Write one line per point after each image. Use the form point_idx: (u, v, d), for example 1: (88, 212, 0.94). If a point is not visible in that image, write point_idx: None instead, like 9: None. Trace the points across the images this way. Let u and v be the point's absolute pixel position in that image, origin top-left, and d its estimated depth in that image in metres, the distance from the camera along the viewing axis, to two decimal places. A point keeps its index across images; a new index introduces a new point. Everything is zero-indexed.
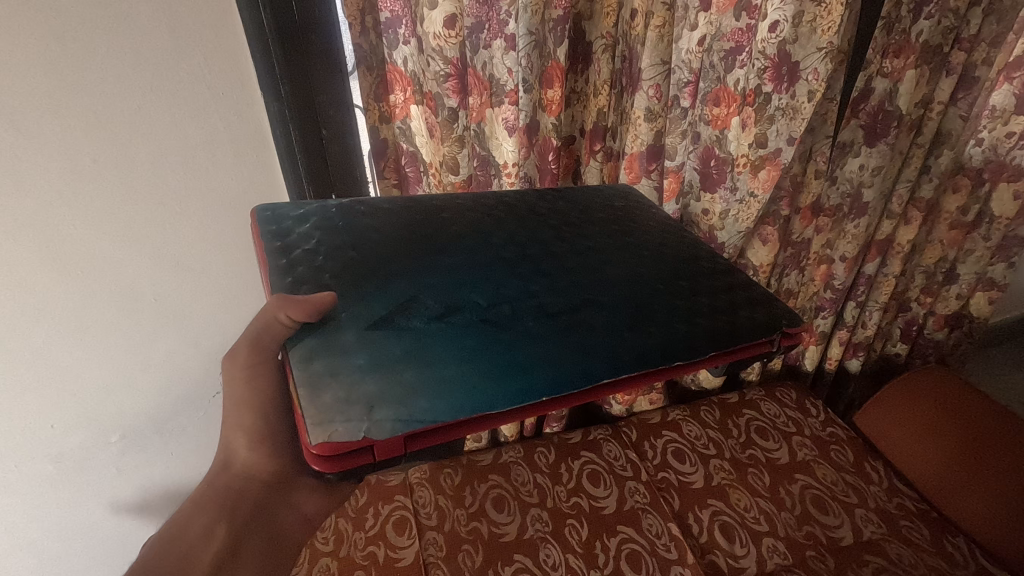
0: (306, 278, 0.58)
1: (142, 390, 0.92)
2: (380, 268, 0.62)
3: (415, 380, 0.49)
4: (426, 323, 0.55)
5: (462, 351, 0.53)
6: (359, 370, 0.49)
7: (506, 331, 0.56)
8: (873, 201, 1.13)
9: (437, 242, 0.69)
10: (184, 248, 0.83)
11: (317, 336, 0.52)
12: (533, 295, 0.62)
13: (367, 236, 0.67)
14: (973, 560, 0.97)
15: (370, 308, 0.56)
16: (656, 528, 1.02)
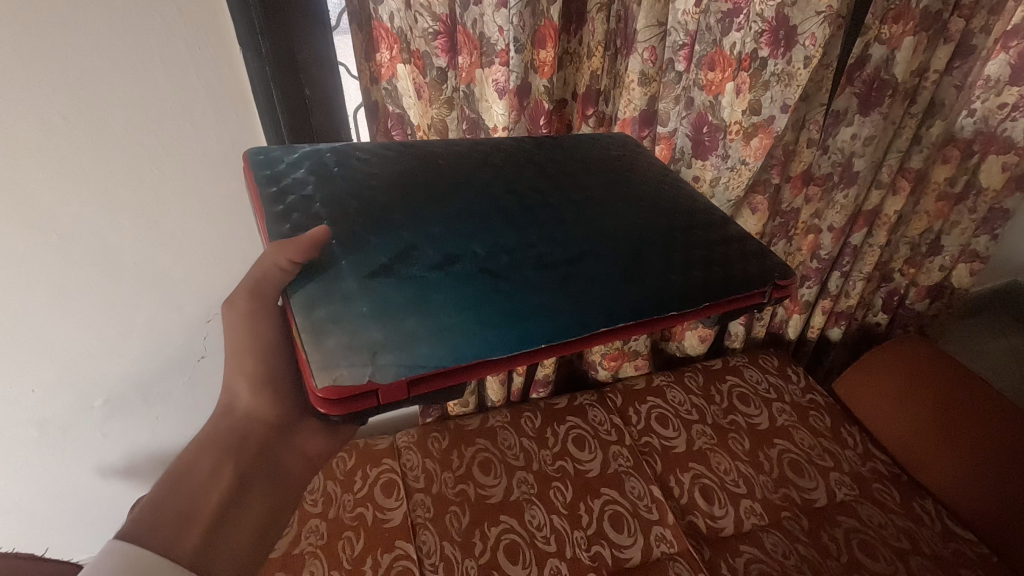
0: (305, 225, 0.57)
1: (125, 356, 0.91)
2: (378, 216, 0.60)
3: (418, 327, 0.49)
4: (426, 271, 0.55)
5: (464, 299, 0.53)
6: (361, 317, 0.49)
7: (504, 281, 0.56)
8: (864, 171, 1.12)
9: (438, 192, 0.66)
10: (165, 212, 0.80)
11: (318, 283, 0.51)
12: (531, 246, 0.61)
13: (364, 181, 0.65)
14: (940, 521, 1.01)
15: (370, 256, 0.55)
16: (638, 490, 1.05)
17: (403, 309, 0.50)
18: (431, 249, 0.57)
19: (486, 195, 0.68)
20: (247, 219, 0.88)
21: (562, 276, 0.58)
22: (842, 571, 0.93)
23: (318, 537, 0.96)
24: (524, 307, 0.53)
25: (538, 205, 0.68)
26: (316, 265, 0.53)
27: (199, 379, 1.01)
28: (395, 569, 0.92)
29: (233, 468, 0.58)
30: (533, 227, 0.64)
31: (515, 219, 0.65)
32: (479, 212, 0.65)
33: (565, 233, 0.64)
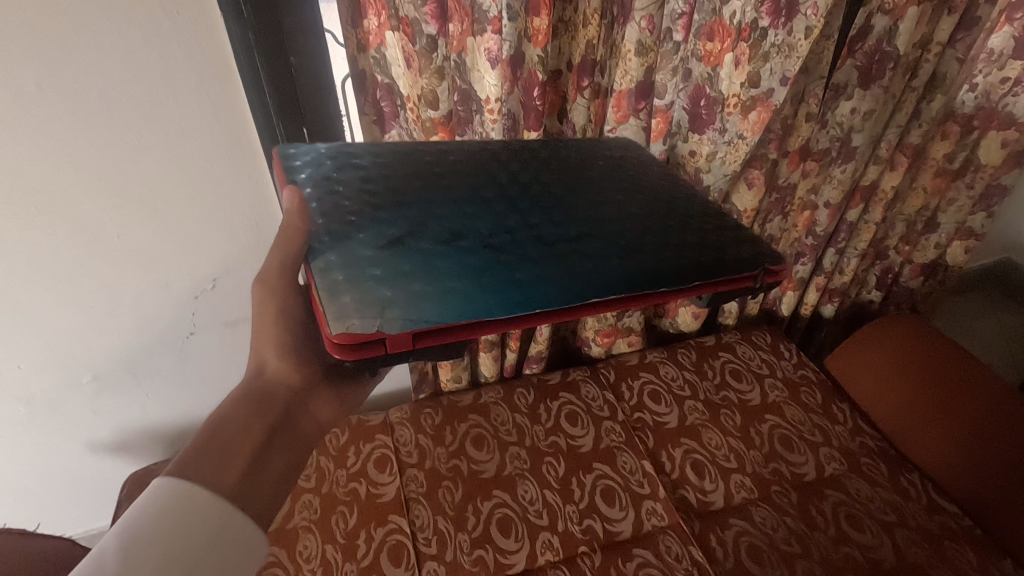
0: (324, 198, 0.59)
1: (112, 333, 0.90)
2: (392, 194, 0.62)
3: (427, 286, 0.50)
4: (435, 244, 0.56)
5: (473, 265, 0.53)
6: (372, 279, 0.50)
7: (509, 254, 0.56)
8: (862, 147, 1.12)
9: (448, 171, 0.67)
10: (147, 186, 0.78)
11: (333, 248, 0.53)
12: (537, 223, 0.62)
13: (380, 162, 0.66)
14: (927, 495, 1.02)
15: (383, 227, 0.56)
16: (630, 465, 1.05)
17: (415, 273, 0.52)
18: (437, 225, 0.58)
19: (493, 175, 0.68)
20: (236, 193, 0.85)
21: (561, 253, 0.58)
22: (829, 543, 0.94)
23: (312, 512, 0.97)
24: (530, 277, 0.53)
25: (540, 185, 0.68)
26: (333, 232, 0.55)
27: (190, 356, 1.00)
28: (388, 542, 0.94)
29: (260, 423, 0.61)
30: (535, 206, 0.64)
31: (519, 200, 0.65)
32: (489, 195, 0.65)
33: (569, 212, 0.64)
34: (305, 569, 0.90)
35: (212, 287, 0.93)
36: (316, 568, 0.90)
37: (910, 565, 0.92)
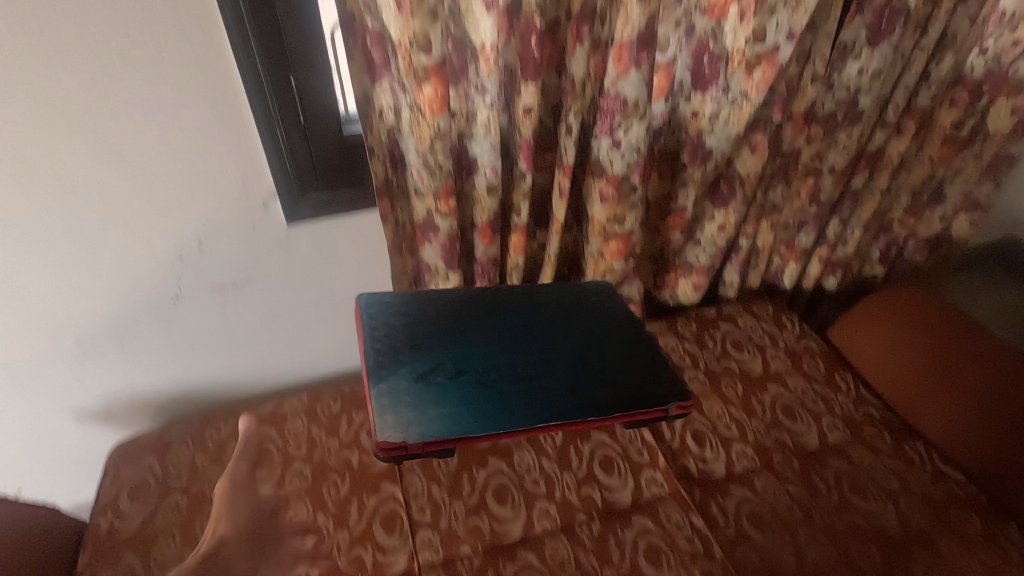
0: (382, 344, 0.84)
1: (95, 295, 0.87)
2: (426, 343, 0.86)
3: (434, 429, 0.75)
4: (450, 381, 0.82)
5: (475, 379, 0.83)
6: (407, 409, 0.77)
7: (495, 394, 0.82)
8: (869, 108, 1.09)
9: (464, 324, 0.90)
10: (125, 135, 0.76)
11: (383, 371, 0.81)
12: (520, 378, 0.84)
13: (420, 313, 0.90)
14: (930, 462, 1.00)
15: (419, 364, 0.83)
16: (629, 434, 1.03)
17: (432, 404, 0.78)
18: (451, 366, 0.83)
19: (494, 324, 0.91)
20: (221, 148, 0.81)
21: (528, 391, 0.83)
22: (832, 510, 0.93)
23: (303, 480, 0.95)
24: (506, 409, 0.80)
25: (524, 326, 0.92)
26: (385, 366, 0.82)
27: (176, 323, 0.97)
28: (381, 510, 0.91)
29: (242, 527, 0.82)
30: (524, 351, 0.88)
31: (508, 338, 0.90)
32: (487, 337, 0.89)
33: (537, 338, 0.91)
34: (295, 536, 0.88)
35: (197, 250, 0.89)
36: (307, 536, 0.88)
37: (914, 531, 0.90)
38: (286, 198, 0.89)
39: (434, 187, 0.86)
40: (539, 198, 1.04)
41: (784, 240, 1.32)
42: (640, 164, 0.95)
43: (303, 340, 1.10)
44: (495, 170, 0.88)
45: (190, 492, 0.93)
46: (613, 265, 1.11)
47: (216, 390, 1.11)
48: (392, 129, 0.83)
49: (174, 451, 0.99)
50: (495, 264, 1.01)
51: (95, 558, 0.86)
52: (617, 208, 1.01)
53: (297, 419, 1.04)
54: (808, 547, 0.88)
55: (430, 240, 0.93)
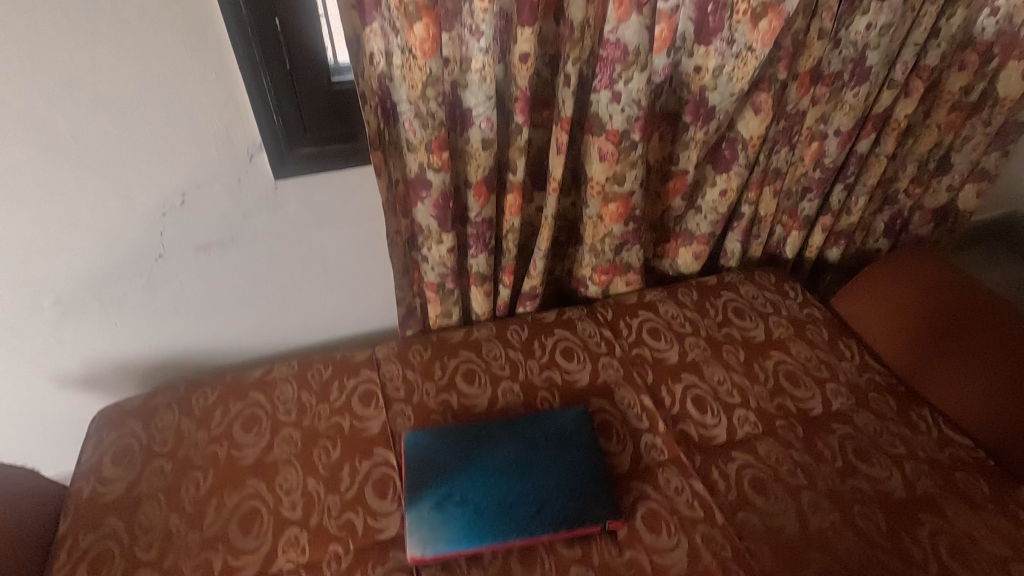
0: (416, 470, 0.87)
1: (73, 250, 0.85)
2: (455, 463, 0.87)
3: (457, 546, 0.79)
4: (473, 499, 0.84)
5: (494, 502, 0.84)
6: (434, 532, 0.80)
7: (513, 510, 0.83)
8: (876, 67, 1.05)
9: (482, 436, 0.91)
10: (102, 79, 0.72)
11: (411, 494, 0.84)
12: (539, 491, 0.85)
13: (451, 433, 0.91)
14: (935, 427, 0.98)
15: (446, 487, 0.85)
16: (628, 400, 1.00)
17: (452, 526, 0.81)
18: (474, 488, 0.85)
19: (510, 437, 0.91)
20: (202, 93, 0.77)
21: (546, 509, 0.83)
22: (836, 475, 0.90)
23: (292, 446, 0.92)
24: (520, 522, 0.81)
25: (539, 435, 0.92)
26: (415, 491, 0.85)
27: (160, 282, 0.94)
28: (374, 475, 0.89)
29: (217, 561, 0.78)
30: (536, 457, 0.89)
31: (520, 459, 0.88)
32: (505, 449, 0.89)
33: (551, 458, 0.89)
34: (285, 501, 0.85)
35: (180, 204, 0.86)
36: (296, 501, 0.85)
37: (920, 496, 0.88)
38: (274, 153, 0.86)
39: (427, 139, 0.82)
40: (537, 155, 1.02)
41: (787, 209, 1.29)
42: (641, 119, 0.92)
43: (292, 303, 1.08)
44: (490, 122, 0.85)
45: (176, 457, 0.90)
46: (612, 229, 1.08)
47: (204, 355, 1.08)
48: (383, 76, 0.79)
49: (159, 416, 0.96)
50: (490, 225, 0.98)
51: (76, 522, 0.83)
52: (616, 167, 0.98)
53: (287, 384, 1.01)
54: (812, 512, 0.86)
55: (423, 198, 0.89)
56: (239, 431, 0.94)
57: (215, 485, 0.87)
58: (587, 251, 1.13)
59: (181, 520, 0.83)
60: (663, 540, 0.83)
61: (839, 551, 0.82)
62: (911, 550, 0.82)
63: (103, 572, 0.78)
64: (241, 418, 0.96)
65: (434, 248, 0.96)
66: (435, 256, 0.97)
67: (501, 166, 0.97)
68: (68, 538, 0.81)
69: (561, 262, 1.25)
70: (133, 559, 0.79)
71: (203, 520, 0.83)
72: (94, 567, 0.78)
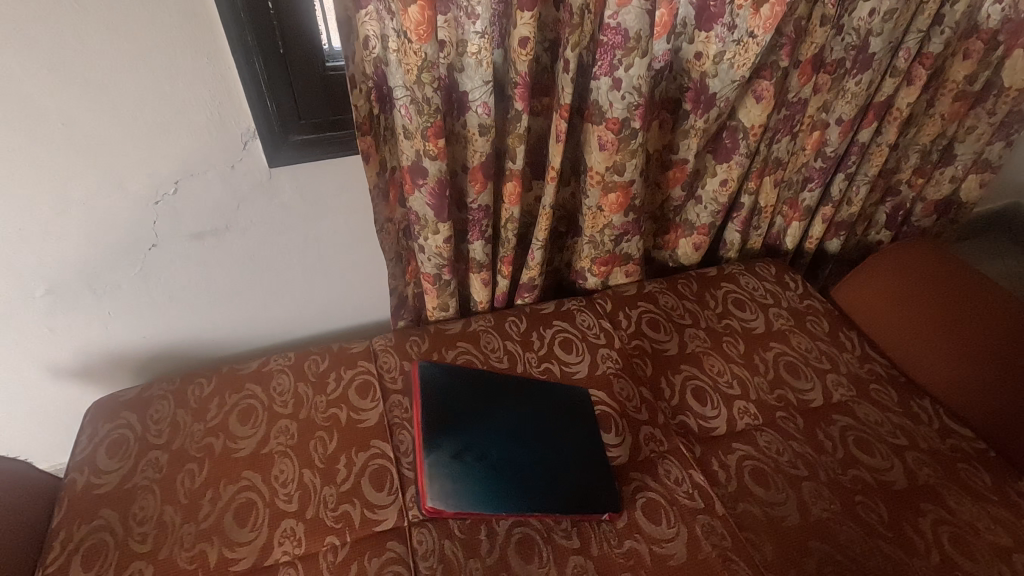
0: (436, 420, 0.86)
1: (64, 238, 0.84)
2: (475, 420, 0.87)
3: (473, 503, 0.79)
4: (493, 458, 0.84)
5: (509, 463, 0.84)
6: (454, 486, 0.80)
7: (530, 476, 0.84)
8: (880, 53, 1.03)
9: (496, 399, 0.91)
10: (92, 65, 0.70)
11: (428, 442, 0.83)
12: (552, 461, 0.86)
13: (472, 390, 0.91)
14: (937, 419, 0.97)
15: (468, 440, 0.84)
16: (627, 391, 1.00)
17: (470, 481, 0.81)
18: (494, 448, 0.85)
19: (524, 403, 0.92)
20: (195, 79, 0.76)
21: (558, 480, 0.84)
22: (838, 466, 0.90)
23: (288, 437, 0.91)
24: (534, 490, 0.82)
25: (551, 405, 0.93)
26: (437, 440, 0.83)
27: (153, 272, 0.93)
28: (371, 466, 0.88)
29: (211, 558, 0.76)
30: (549, 428, 0.90)
31: (536, 428, 0.89)
32: (520, 413, 0.90)
33: (562, 428, 0.91)
34: (281, 493, 0.84)
35: (173, 192, 0.85)
36: (292, 493, 0.84)
37: (922, 486, 0.87)
38: (268, 139, 0.84)
39: (423, 125, 0.81)
40: (535, 143, 1.01)
41: (787, 199, 1.28)
42: (641, 107, 0.91)
43: (288, 291, 1.08)
44: (486, 108, 0.83)
45: (171, 449, 0.90)
46: (612, 219, 1.07)
47: (199, 345, 1.08)
48: (379, 60, 0.78)
49: (154, 407, 0.95)
50: (488, 213, 0.97)
51: (70, 514, 0.82)
52: (616, 156, 0.96)
53: (283, 375, 1.01)
54: (813, 503, 0.85)
55: (419, 186, 0.88)
56: (235, 423, 0.93)
57: (210, 477, 0.86)
58: (587, 242, 1.12)
59: (176, 512, 0.82)
60: (663, 530, 0.82)
61: (840, 541, 0.81)
62: (914, 540, 0.81)
63: (97, 564, 0.77)
64: (237, 409, 0.95)
65: (430, 238, 0.95)
66: (432, 247, 0.96)
67: (500, 154, 0.96)
68: (62, 530, 0.80)
69: (560, 253, 1.24)
70: (127, 551, 0.78)
71: (198, 512, 0.82)
72: (88, 559, 0.77)
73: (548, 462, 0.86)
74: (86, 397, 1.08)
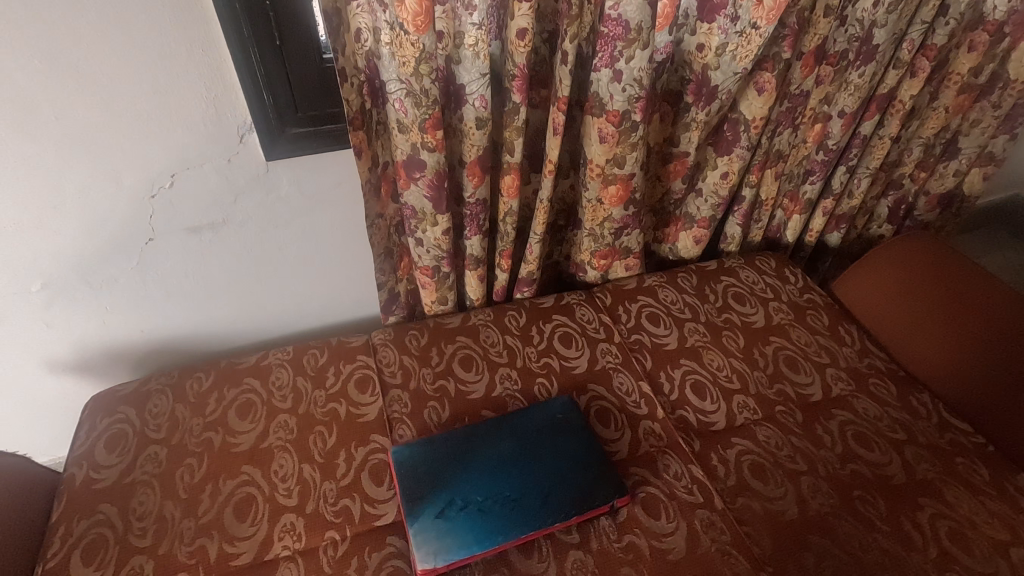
0: (416, 472, 0.82)
1: (59, 232, 0.83)
2: (454, 464, 0.84)
3: (469, 552, 0.75)
4: (478, 497, 0.80)
5: (497, 499, 0.80)
6: (442, 533, 0.77)
7: (520, 505, 0.80)
8: (883, 45, 1.01)
9: (473, 436, 0.87)
10: (85, 57, 0.69)
11: (409, 506, 0.79)
12: (543, 485, 0.82)
13: (449, 433, 0.88)
14: (936, 413, 0.97)
15: (450, 486, 0.81)
16: (627, 386, 1.00)
17: (461, 532, 0.77)
18: (478, 484, 0.81)
19: (502, 432, 0.88)
20: (190, 71, 0.75)
21: (552, 502, 0.81)
22: (837, 461, 0.90)
23: (287, 432, 0.91)
24: (529, 516, 0.79)
25: (530, 428, 0.89)
26: (418, 494, 0.80)
27: (150, 266, 0.93)
28: (371, 462, 0.88)
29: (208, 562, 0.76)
30: (533, 448, 0.86)
31: (517, 452, 0.86)
32: (499, 442, 0.87)
33: (549, 446, 0.87)
34: (280, 488, 0.84)
35: (169, 186, 0.85)
36: (293, 487, 0.85)
37: (920, 481, 0.87)
38: (264, 133, 0.83)
39: (420, 118, 0.80)
40: (534, 136, 1.00)
41: (787, 192, 1.28)
42: (642, 99, 0.89)
43: (286, 285, 1.07)
44: (484, 100, 0.82)
45: (169, 444, 0.89)
46: (612, 212, 1.06)
47: (197, 339, 1.08)
48: (371, 54, 0.77)
49: (153, 402, 0.95)
50: (485, 207, 0.96)
51: (69, 509, 0.82)
52: (616, 149, 0.95)
53: (281, 369, 1.00)
54: (812, 497, 0.85)
55: (416, 180, 0.87)
56: (234, 417, 0.93)
57: (209, 472, 0.86)
58: (586, 236, 1.12)
59: (176, 507, 0.82)
60: (662, 525, 0.82)
61: (839, 536, 0.81)
62: (912, 534, 0.82)
63: (97, 559, 0.77)
64: (236, 404, 0.95)
65: (429, 231, 0.94)
66: (430, 240, 0.96)
67: (500, 147, 0.95)
68: (61, 525, 0.80)
69: (559, 247, 1.24)
70: (127, 545, 0.78)
71: (198, 507, 0.82)
72: (87, 554, 0.77)
73: (536, 480, 0.83)
74: (85, 390, 1.07)
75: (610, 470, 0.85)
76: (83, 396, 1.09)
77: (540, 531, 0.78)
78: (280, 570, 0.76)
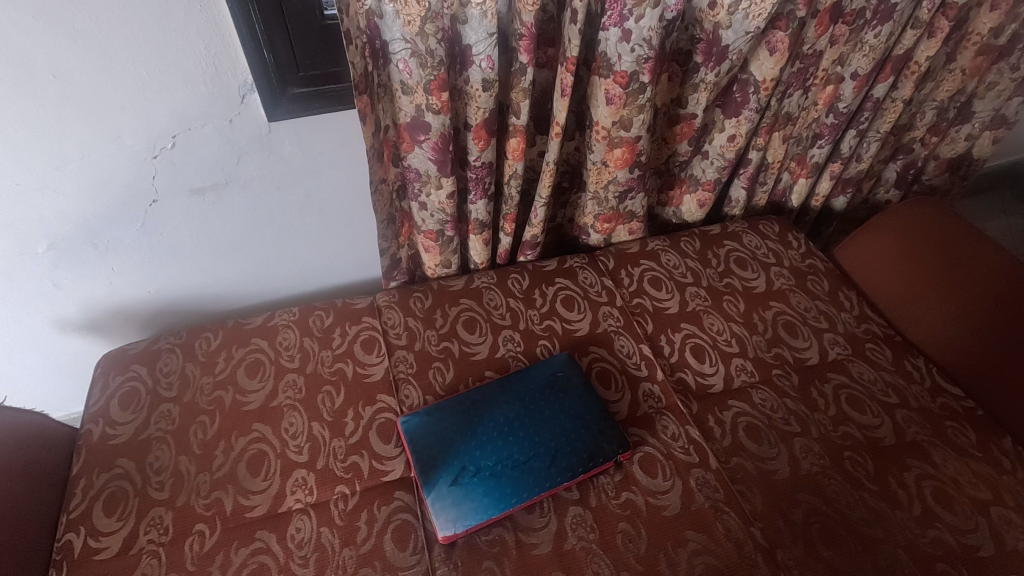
0: (428, 442, 0.85)
1: (63, 193, 0.82)
2: (464, 433, 0.86)
3: (487, 514, 0.79)
4: (489, 463, 0.83)
5: (506, 462, 0.84)
6: (458, 499, 0.80)
7: (528, 468, 0.83)
8: (901, 4, 0.98)
9: (480, 403, 0.90)
10: (82, 15, 0.67)
11: (423, 476, 0.81)
12: (550, 449, 0.86)
13: (456, 403, 0.90)
14: (929, 377, 1.00)
15: (461, 454, 0.84)
16: (627, 349, 1.02)
17: (477, 497, 0.80)
18: (488, 451, 0.84)
19: (506, 397, 0.91)
20: (188, 28, 0.73)
21: (558, 463, 0.84)
22: (829, 423, 0.93)
23: (296, 391, 0.93)
24: (539, 478, 0.83)
25: (533, 392, 0.92)
26: (432, 464, 0.83)
27: (155, 227, 0.93)
28: (378, 420, 0.91)
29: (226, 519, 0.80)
30: (535, 413, 0.89)
31: (522, 417, 0.89)
32: (504, 409, 0.89)
33: (552, 408, 0.90)
34: (291, 444, 0.87)
35: (171, 146, 0.84)
36: (303, 445, 0.87)
37: (909, 443, 0.91)
38: (267, 92, 0.82)
39: (426, 79, 0.79)
40: (540, 97, 0.99)
41: (796, 155, 1.26)
42: (651, 60, 0.87)
43: (289, 247, 1.08)
44: (491, 61, 0.80)
45: (182, 402, 0.92)
46: (617, 175, 1.05)
47: (204, 299, 1.10)
48: (371, 13, 0.74)
49: (163, 361, 0.97)
50: (490, 170, 0.95)
51: (88, 463, 0.85)
52: (623, 112, 0.94)
53: (288, 330, 1.02)
54: (803, 457, 0.89)
55: (421, 142, 0.86)
56: (243, 377, 0.95)
57: (222, 428, 0.89)
58: (591, 198, 1.11)
59: (191, 462, 0.85)
60: (658, 483, 0.85)
61: (827, 493, 0.85)
62: (896, 492, 0.85)
63: (118, 510, 0.80)
64: (245, 363, 0.97)
65: (433, 194, 0.94)
66: (435, 204, 0.95)
67: (505, 108, 0.93)
68: (81, 478, 0.83)
69: (563, 209, 1.24)
70: (146, 497, 0.82)
71: (212, 462, 0.85)
72: (109, 505, 0.81)
73: (541, 444, 0.86)
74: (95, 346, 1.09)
75: (613, 426, 0.89)
76: (90, 352, 1.11)
77: (548, 491, 0.82)
78: (294, 522, 0.80)
